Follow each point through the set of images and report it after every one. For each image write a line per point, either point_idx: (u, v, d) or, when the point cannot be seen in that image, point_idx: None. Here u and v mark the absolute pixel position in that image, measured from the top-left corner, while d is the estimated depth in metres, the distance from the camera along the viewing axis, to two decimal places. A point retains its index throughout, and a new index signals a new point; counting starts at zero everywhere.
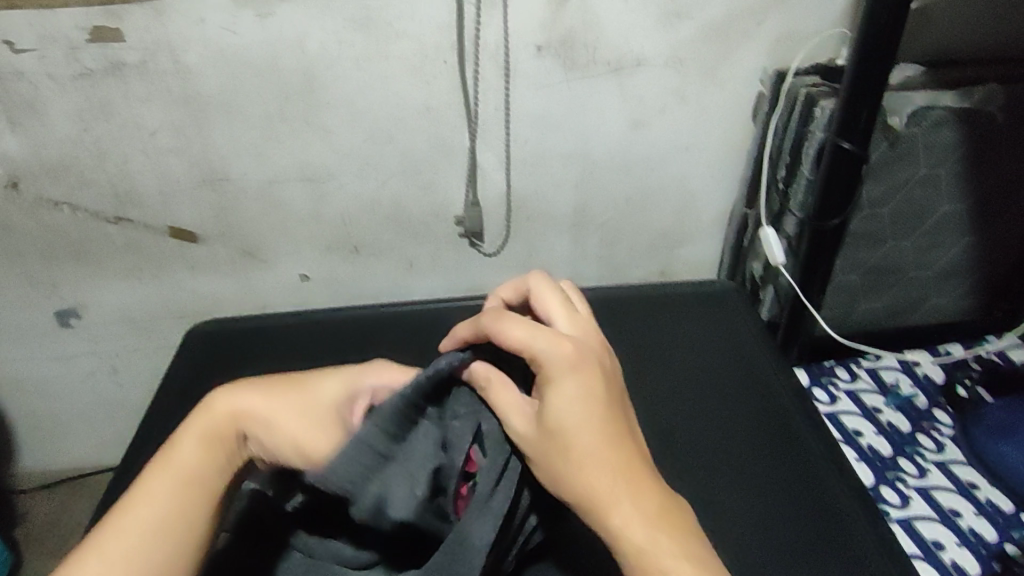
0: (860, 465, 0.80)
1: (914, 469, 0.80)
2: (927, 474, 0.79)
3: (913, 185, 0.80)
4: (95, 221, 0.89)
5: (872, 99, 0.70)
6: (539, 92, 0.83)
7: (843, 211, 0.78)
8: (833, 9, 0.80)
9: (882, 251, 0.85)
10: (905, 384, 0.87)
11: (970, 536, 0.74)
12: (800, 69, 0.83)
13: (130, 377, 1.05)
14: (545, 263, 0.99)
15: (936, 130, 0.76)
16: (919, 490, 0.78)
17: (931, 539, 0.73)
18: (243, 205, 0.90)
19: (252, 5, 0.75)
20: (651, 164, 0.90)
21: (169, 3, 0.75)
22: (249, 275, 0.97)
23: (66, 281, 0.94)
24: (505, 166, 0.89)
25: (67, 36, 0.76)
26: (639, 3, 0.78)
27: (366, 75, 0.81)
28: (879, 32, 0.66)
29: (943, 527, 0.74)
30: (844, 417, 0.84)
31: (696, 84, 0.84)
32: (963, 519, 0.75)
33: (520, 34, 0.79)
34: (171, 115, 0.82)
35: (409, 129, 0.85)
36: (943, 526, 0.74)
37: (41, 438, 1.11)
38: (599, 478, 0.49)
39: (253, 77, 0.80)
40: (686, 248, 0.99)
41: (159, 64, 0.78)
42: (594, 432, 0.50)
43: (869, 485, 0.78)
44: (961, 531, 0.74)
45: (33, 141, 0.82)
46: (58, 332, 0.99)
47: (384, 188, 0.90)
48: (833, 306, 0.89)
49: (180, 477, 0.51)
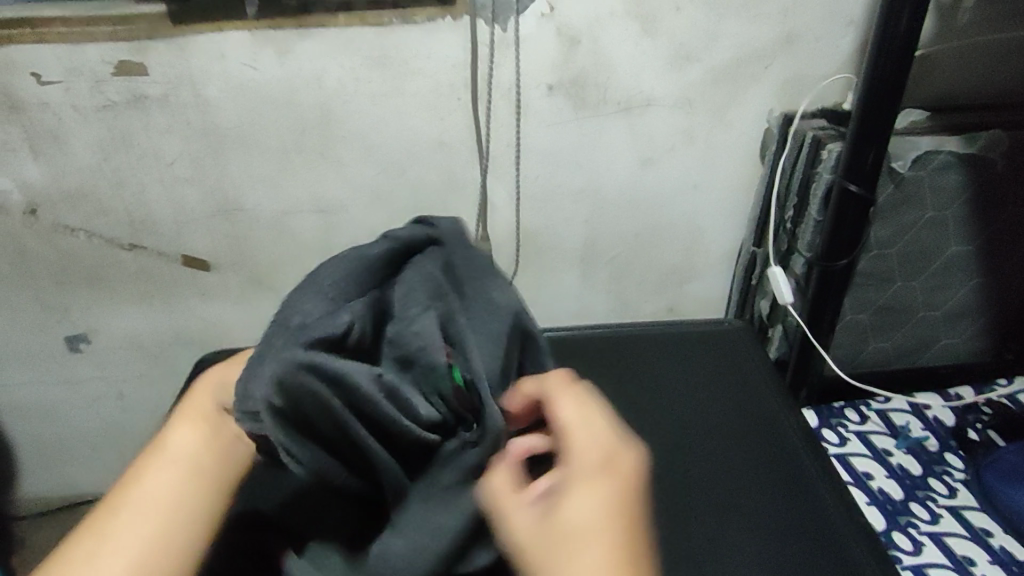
0: (870, 508, 0.79)
1: (926, 514, 0.78)
2: (938, 519, 0.78)
3: (921, 227, 0.80)
4: (110, 248, 0.90)
5: (879, 142, 0.71)
6: (549, 130, 0.85)
7: (851, 252, 0.78)
8: (838, 55, 0.82)
9: (891, 292, 0.85)
10: (916, 426, 0.87)
11: None
12: (806, 113, 0.85)
13: (135, 403, 1.05)
14: (553, 297, 1.00)
15: (942, 174, 0.77)
16: (931, 535, 0.76)
17: None
18: (255, 234, 0.91)
19: (273, 42, 0.78)
20: (658, 201, 0.91)
21: (193, 39, 0.77)
22: (259, 303, 0.98)
23: (78, 306, 0.95)
24: (515, 201, 0.90)
25: (93, 70, 0.78)
26: (648, 46, 0.80)
27: (380, 111, 0.83)
28: (884, 78, 0.68)
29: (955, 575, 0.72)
30: (854, 459, 0.84)
31: (704, 125, 0.86)
32: (976, 567, 0.73)
33: (532, 74, 0.81)
34: (189, 146, 0.84)
35: (421, 163, 0.87)
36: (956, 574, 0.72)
37: (44, 463, 1.10)
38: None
39: (271, 111, 0.82)
40: (694, 284, 1.00)
41: (180, 97, 0.81)
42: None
43: (880, 529, 0.76)
44: None
45: (54, 169, 0.84)
46: (67, 357, 0.99)
47: (394, 221, 0.91)
48: (842, 346, 0.88)
49: (182, 466, 0.46)
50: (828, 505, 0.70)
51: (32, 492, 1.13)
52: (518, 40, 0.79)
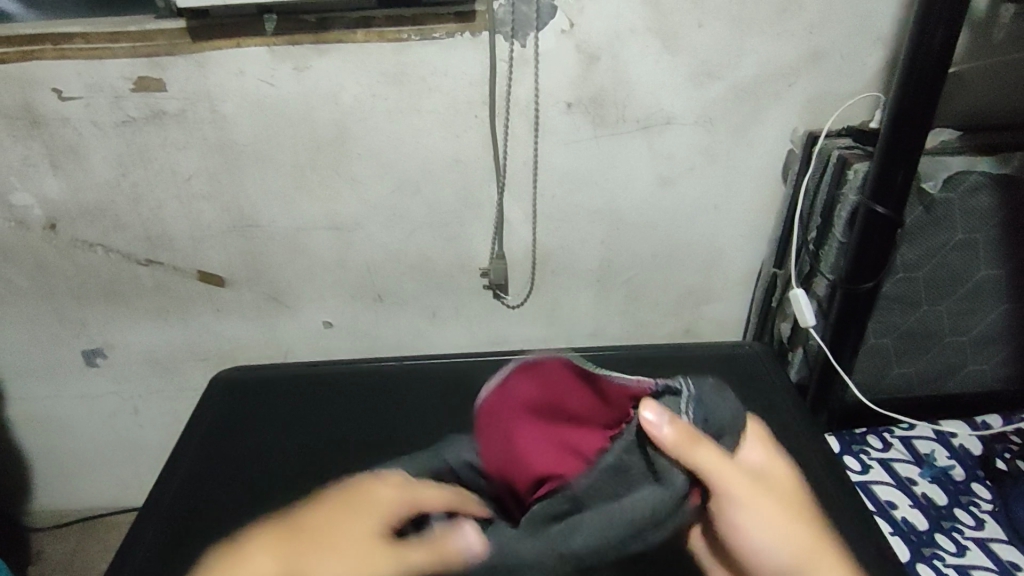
0: (893, 538, 0.76)
1: (952, 546, 0.75)
2: (965, 552, 0.75)
3: (949, 250, 0.78)
4: (127, 263, 0.91)
5: (908, 162, 0.69)
6: (567, 148, 0.84)
7: (877, 274, 0.76)
8: (865, 72, 0.80)
9: (917, 316, 0.83)
10: (941, 455, 0.84)
11: None
12: (832, 131, 0.83)
13: (150, 418, 1.06)
14: (570, 318, 0.99)
15: (972, 196, 0.75)
16: (957, 568, 0.73)
17: None
18: (271, 251, 0.91)
19: (290, 59, 0.77)
20: (678, 221, 0.90)
21: (211, 55, 0.77)
22: (274, 320, 0.98)
23: (95, 321, 0.95)
24: (531, 220, 0.89)
25: (112, 86, 0.79)
26: (669, 63, 0.79)
27: (398, 128, 0.82)
28: (914, 97, 0.66)
29: None
30: (877, 487, 0.81)
31: (726, 143, 0.84)
32: None
33: (551, 92, 0.80)
34: (206, 162, 0.84)
35: (438, 181, 0.86)
36: None
37: (59, 476, 1.11)
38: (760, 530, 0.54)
39: (288, 127, 0.82)
40: (713, 304, 0.98)
41: (197, 113, 0.81)
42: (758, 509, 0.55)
43: (903, 559, 0.73)
44: None
45: (73, 184, 0.84)
46: (84, 371, 1.00)
47: (410, 239, 0.91)
48: (866, 370, 0.86)
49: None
50: (852, 536, 0.67)
51: (48, 505, 1.14)
52: (538, 58, 0.78)
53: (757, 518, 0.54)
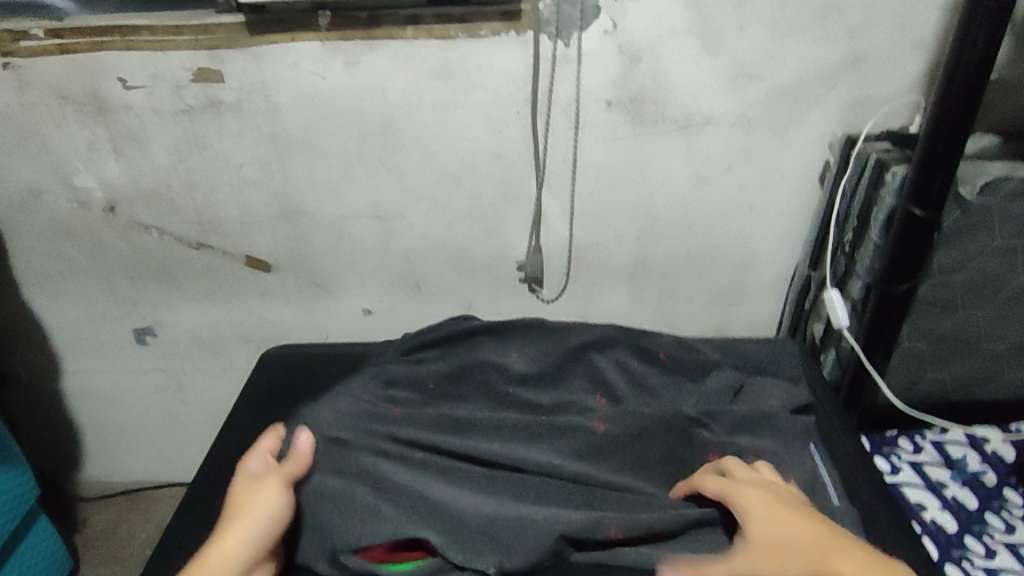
0: (942, 514, 0.75)
1: (1002, 524, 0.75)
2: (1015, 530, 0.74)
3: (987, 255, 0.76)
4: (179, 245, 0.96)
5: (952, 163, 0.68)
6: (606, 145, 0.86)
7: (913, 277, 0.75)
8: (907, 75, 0.80)
9: (955, 320, 0.81)
10: (973, 460, 0.81)
11: None
12: (870, 135, 0.83)
13: (193, 395, 1.10)
14: (599, 312, 0.99)
15: (1012, 201, 0.73)
16: (1008, 545, 0.72)
17: None
18: (315, 238, 0.95)
19: (342, 53, 0.82)
20: (713, 220, 0.90)
21: (269, 49, 0.82)
22: (315, 304, 1.01)
23: (146, 300, 1.00)
24: (569, 217, 0.91)
25: (175, 76, 0.84)
26: (710, 64, 0.80)
27: (440, 122, 0.85)
28: (959, 88, 0.65)
29: None
30: (907, 489, 0.78)
31: (765, 144, 0.85)
32: None
33: (590, 88, 0.82)
34: (258, 151, 0.88)
35: (477, 173, 0.88)
36: None
37: (108, 450, 1.16)
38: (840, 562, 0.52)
39: (336, 119, 0.86)
40: (744, 304, 0.98)
41: (252, 104, 0.85)
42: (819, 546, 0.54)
43: (949, 532, 0.73)
44: None
45: (133, 169, 0.90)
46: (132, 348, 1.05)
47: (450, 230, 0.93)
48: (899, 373, 0.84)
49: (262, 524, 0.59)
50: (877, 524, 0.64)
51: (92, 473, 1.19)
52: (579, 56, 0.80)
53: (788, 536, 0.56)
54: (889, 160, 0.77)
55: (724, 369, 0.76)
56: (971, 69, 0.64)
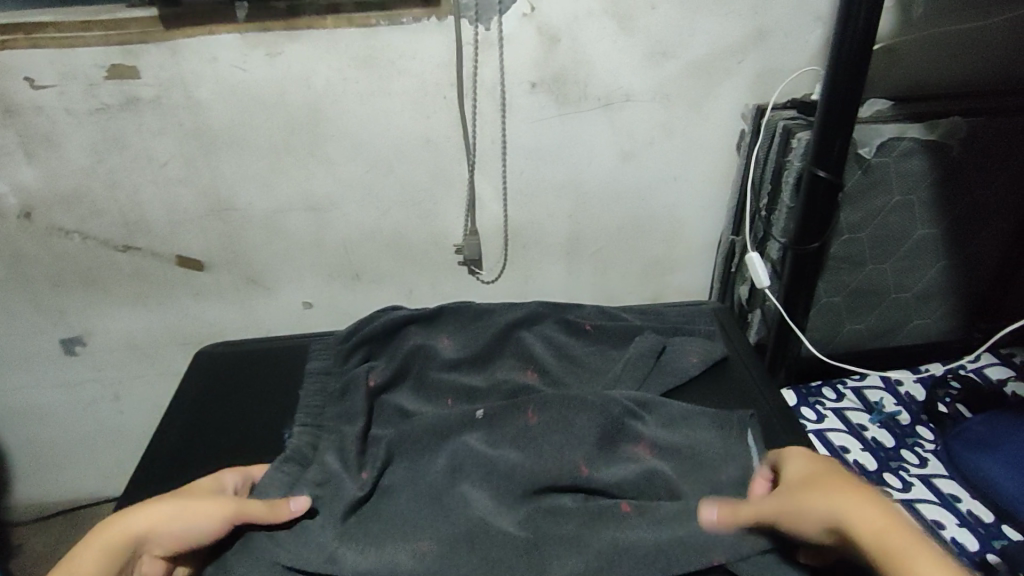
0: (863, 454, 0.81)
1: (916, 458, 0.81)
2: (927, 462, 0.80)
3: (888, 211, 0.83)
4: (104, 249, 0.92)
5: (849, 124, 0.73)
6: (533, 125, 0.88)
7: (823, 235, 0.80)
8: (806, 47, 0.85)
9: (864, 273, 0.87)
10: (889, 402, 0.87)
11: (970, 518, 0.73)
12: (777, 105, 0.88)
13: (130, 405, 1.07)
14: (537, 290, 1.02)
15: (904, 160, 0.80)
16: (922, 477, 0.78)
17: (933, 519, 0.74)
18: (248, 232, 0.93)
19: (262, 44, 0.81)
20: (640, 193, 0.94)
21: (186, 42, 0.80)
22: (254, 301, 1.00)
23: (71, 309, 0.97)
24: (502, 197, 0.93)
25: (86, 74, 0.81)
26: (626, 43, 0.83)
27: (368, 109, 0.86)
28: (849, 54, 0.70)
29: (943, 510, 0.74)
30: (831, 434, 0.83)
31: (683, 118, 0.89)
32: (962, 503, 0.75)
33: (513, 70, 0.84)
34: (182, 147, 0.87)
35: (409, 159, 0.89)
36: (943, 509, 0.74)
37: (41, 470, 1.11)
38: (861, 513, 0.49)
39: (261, 111, 0.85)
40: (674, 273, 1.02)
41: (172, 98, 0.84)
42: (876, 522, 0.48)
43: (870, 470, 0.79)
44: (961, 514, 0.74)
45: (49, 172, 0.86)
46: (60, 360, 1.01)
47: (385, 218, 0.94)
48: (818, 326, 0.90)
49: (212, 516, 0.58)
50: None
51: (25, 495, 1.14)
52: (500, 39, 0.82)
53: (832, 497, 0.51)
54: (794, 127, 0.82)
55: (646, 334, 0.80)
56: (858, 35, 0.69)
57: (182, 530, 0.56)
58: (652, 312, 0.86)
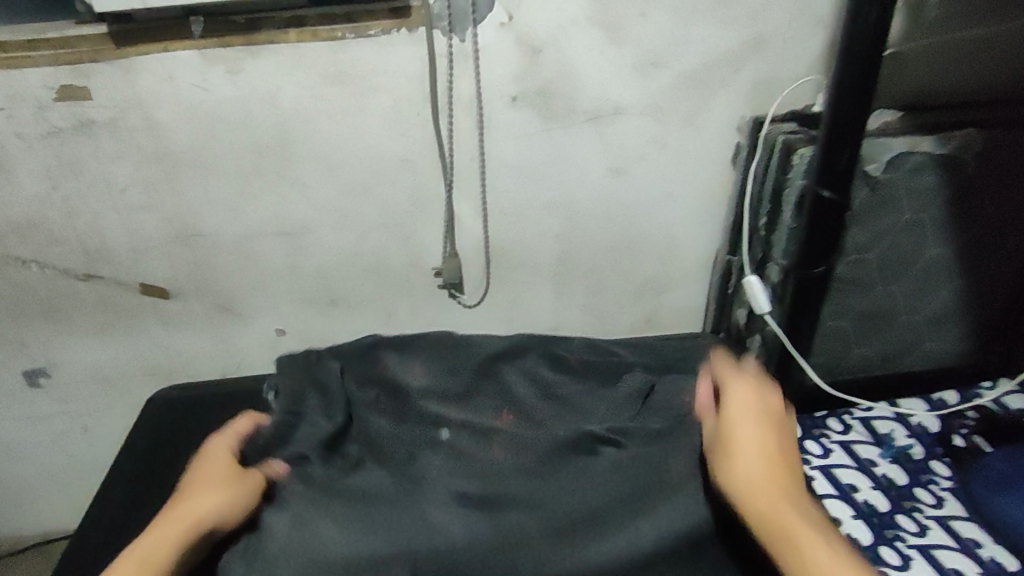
0: (874, 493, 0.75)
1: (931, 498, 0.76)
2: (942, 503, 0.75)
3: (899, 230, 0.77)
4: (64, 278, 0.88)
5: (856, 139, 0.67)
6: (516, 142, 0.82)
7: (828, 258, 0.75)
8: (809, 53, 0.79)
9: (872, 296, 0.81)
10: (901, 435, 0.81)
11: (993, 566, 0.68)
12: (777, 116, 0.82)
13: (101, 437, 1.02)
14: (525, 314, 0.96)
15: (915, 176, 0.74)
16: (937, 520, 0.73)
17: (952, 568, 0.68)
18: (217, 259, 0.88)
19: (223, 61, 0.75)
20: (632, 211, 0.88)
21: (141, 61, 0.75)
22: (226, 329, 0.94)
23: (34, 341, 0.92)
24: (484, 218, 0.87)
25: (36, 96, 0.76)
26: (614, 53, 0.77)
27: (339, 128, 0.80)
28: (856, 64, 0.64)
29: (963, 557, 0.69)
30: (838, 471, 0.77)
31: (676, 131, 0.83)
32: (984, 549, 0.70)
33: (494, 84, 0.78)
34: (142, 172, 0.81)
35: (384, 179, 0.84)
36: (963, 557, 0.69)
37: (12, 503, 1.07)
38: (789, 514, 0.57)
39: (224, 132, 0.80)
40: (669, 294, 0.96)
41: (129, 121, 0.78)
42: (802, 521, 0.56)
43: (881, 513, 0.73)
44: (983, 562, 0.68)
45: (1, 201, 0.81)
46: (25, 393, 0.96)
47: (361, 242, 0.88)
48: (823, 353, 0.84)
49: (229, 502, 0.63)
50: None
51: None
52: (478, 51, 0.76)
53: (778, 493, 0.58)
54: (796, 142, 0.76)
55: (634, 371, 0.75)
56: (865, 44, 0.63)
57: (223, 517, 0.61)
58: (642, 343, 0.81)
